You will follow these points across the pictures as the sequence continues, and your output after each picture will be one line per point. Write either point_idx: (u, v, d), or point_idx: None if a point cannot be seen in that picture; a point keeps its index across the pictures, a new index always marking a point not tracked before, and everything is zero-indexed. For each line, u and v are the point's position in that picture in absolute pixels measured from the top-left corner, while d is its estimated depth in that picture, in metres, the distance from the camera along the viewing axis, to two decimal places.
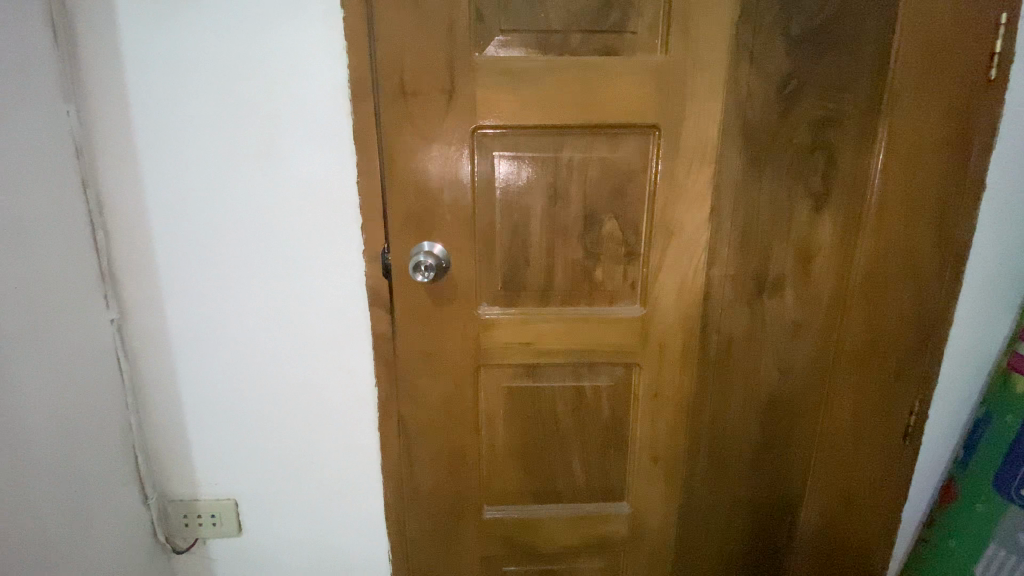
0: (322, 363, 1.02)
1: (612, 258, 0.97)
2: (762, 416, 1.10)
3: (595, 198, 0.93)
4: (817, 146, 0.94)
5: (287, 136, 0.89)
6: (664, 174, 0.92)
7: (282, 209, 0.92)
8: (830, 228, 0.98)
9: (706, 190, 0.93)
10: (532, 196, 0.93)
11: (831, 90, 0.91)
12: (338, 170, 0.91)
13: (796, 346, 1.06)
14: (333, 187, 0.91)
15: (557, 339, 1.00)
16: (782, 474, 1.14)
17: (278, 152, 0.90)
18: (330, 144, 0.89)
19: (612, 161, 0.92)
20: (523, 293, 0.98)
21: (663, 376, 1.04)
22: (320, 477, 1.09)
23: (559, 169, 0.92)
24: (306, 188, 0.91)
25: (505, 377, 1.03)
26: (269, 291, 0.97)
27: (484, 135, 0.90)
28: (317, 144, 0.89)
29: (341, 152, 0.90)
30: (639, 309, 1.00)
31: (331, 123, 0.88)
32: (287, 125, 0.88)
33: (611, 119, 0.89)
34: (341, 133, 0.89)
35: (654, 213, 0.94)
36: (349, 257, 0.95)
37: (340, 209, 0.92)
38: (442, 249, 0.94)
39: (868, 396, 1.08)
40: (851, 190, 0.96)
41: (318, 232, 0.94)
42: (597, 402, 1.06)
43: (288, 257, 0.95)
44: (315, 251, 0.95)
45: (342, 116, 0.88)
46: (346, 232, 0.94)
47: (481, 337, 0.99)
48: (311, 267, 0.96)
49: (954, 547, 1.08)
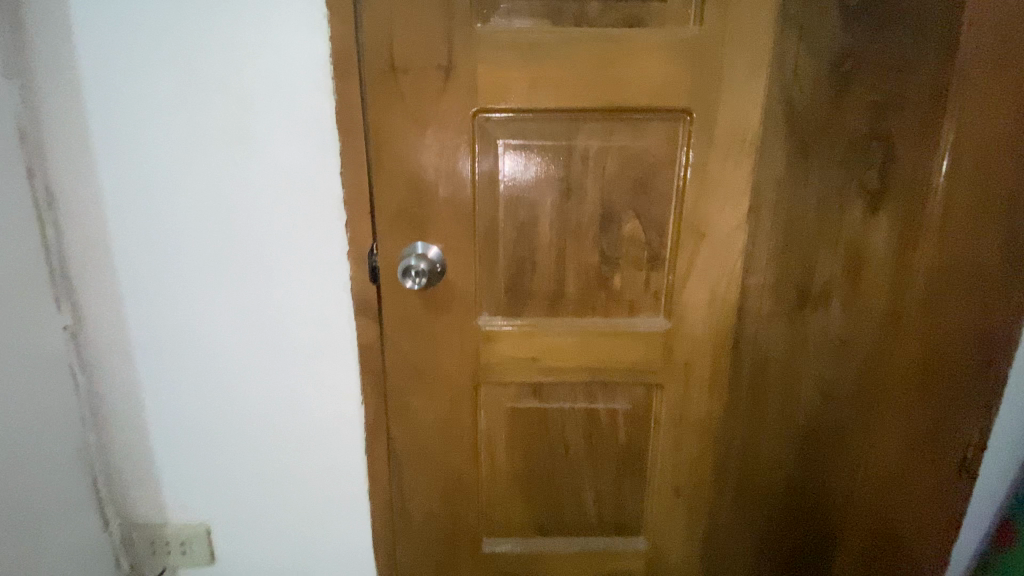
0: (302, 377, 0.89)
1: (633, 264, 0.84)
2: (799, 443, 0.97)
3: (614, 193, 0.80)
4: (874, 136, 0.81)
5: (261, 119, 0.77)
6: (696, 167, 0.79)
7: (257, 203, 0.81)
8: (886, 231, 0.85)
9: (745, 186, 0.80)
10: (541, 190, 0.80)
11: (893, 71, 0.78)
12: (318, 158, 0.78)
13: (842, 366, 0.92)
14: (313, 177, 0.79)
15: (568, 354, 0.88)
16: (820, 508, 1.01)
17: (252, 137, 0.78)
18: (310, 128, 0.77)
19: (636, 152, 0.79)
20: (529, 302, 0.86)
21: (688, 398, 0.91)
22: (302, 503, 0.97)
23: (572, 160, 0.79)
24: (283, 179, 0.79)
25: (507, 395, 0.91)
26: (243, 296, 0.85)
27: (487, 120, 0.78)
28: (295, 128, 0.77)
29: (321, 137, 0.78)
30: (662, 322, 0.87)
31: (310, 105, 0.76)
32: (262, 106, 0.77)
33: (633, 102, 0.76)
34: (324, 115, 0.77)
35: (685, 212, 0.81)
36: (332, 259, 0.83)
37: (322, 203, 0.80)
38: (436, 251, 0.82)
39: (921, 424, 0.94)
40: (911, 189, 0.83)
41: (296, 229, 0.81)
42: (611, 426, 0.93)
43: (264, 259, 0.83)
44: (294, 251, 0.83)
45: (324, 97, 0.76)
46: (328, 230, 0.81)
47: (480, 350, 0.87)
48: (290, 270, 0.83)
49: None
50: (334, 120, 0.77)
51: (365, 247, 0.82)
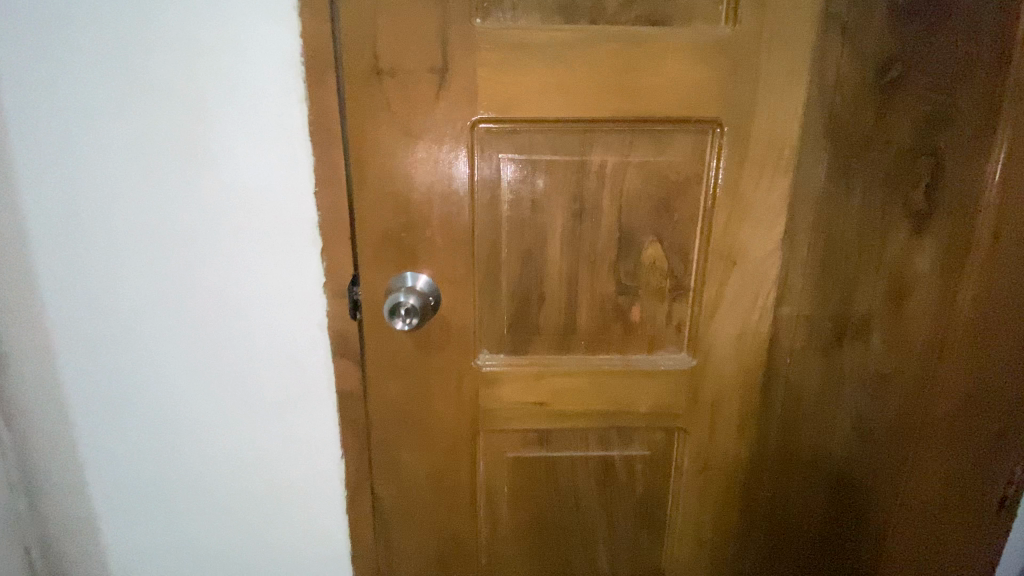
0: (273, 428, 0.77)
1: (654, 293, 0.74)
2: (830, 487, 0.87)
3: (634, 215, 0.70)
4: (920, 151, 0.72)
5: (216, 128, 0.64)
6: (727, 185, 0.69)
7: (214, 229, 0.67)
8: (931, 255, 0.76)
9: (781, 206, 0.71)
10: (551, 212, 0.70)
11: (944, 79, 0.69)
12: (289, 176, 0.66)
13: (879, 403, 0.83)
14: (282, 197, 0.66)
15: (579, 397, 0.77)
16: (852, 556, 0.92)
17: (206, 150, 0.64)
18: (277, 139, 0.64)
19: (659, 167, 0.69)
20: (536, 338, 0.75)
21: (713, 442, 0.81)
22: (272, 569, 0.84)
23: (586, 177, 0.69)
24: (245, 200, 0.66)
25: (510, 444, 0.80)
26: (202, 337, 0.72)
27: (488, 131, 0.67)
28: (260, 139, 0.64)
29: (293, 151, 0.65)
30: (686, 359, 0.77)
31: (278, 112, 0.63)
32: (218, 112, 0.63)
33: (657, 112, 0.67)
34: (294, 123, 0.64)
35: (714, 235, 0.71)
36: (307, 292, 0.70)
37: (293, 228, 0.67)
38: (426, 280, 0.70)
39: (966, 468, 0.83)
40: (960, 209, 0.74)
41: (262, 259, 0.68)
42: (627, 474, 0.83)
43: (225, 293, 0.70)
44: (260, 284, 0.70)
45: (295, 103, 0.63)
46: (301, 259, 0.69)
47: (479, 394, 0.76)
48: (255, 306, 0.70)
49: None
50: (306, 129, 0.64)
51: (345, 279, 0.70)
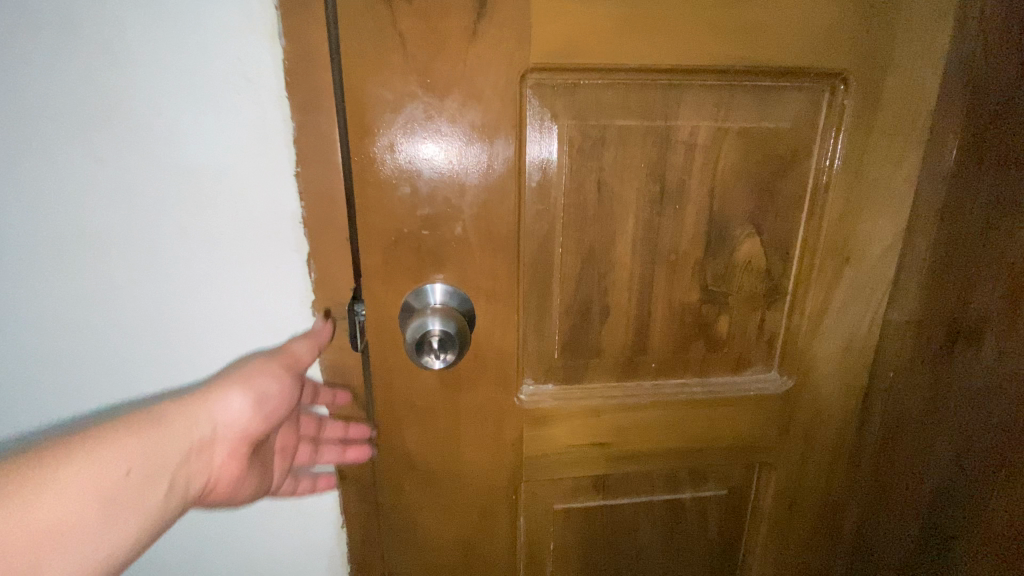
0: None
1: (744, 301, 0.58)
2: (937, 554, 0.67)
3: (728, 201, 0.54)
4: None
5: (142, 78, 0.42)
6: (846, 160, 0.53)
7: (150, 230, 0.47)
8: None
9: (906, 189, 0.55)
10: (625, 199, 0.52)
11: None
12: (258, 152, 0.45)
13: None
14: (248, 184, 0.46)
15: (648, 434, 0.61)
16: None
17: (127, 114, 0.43)
18: (238, 98, 0.43)
19: (763, 138, 0.52)
20: (597, 364, 0.58)
21: (800, 476, 0.68)
22: (326, 481, 0.56)
23: (672, 150, 0.51)
24: (194, 189, 0.46)
25: (559, 494, 0.63)
26: (145, 377, 0.52)
27: (540, 86, 0.48)
28: (210, 97, 0.43)
29: (262, 115, 0.44)
30: (778, 381, 0.62)
31: (237, 55, 0.42)
32: (141, 55, 0.41)
33: (769, 61, 0.49)
34: (263, 74, 0.43)
35: (825, 225, 0.56)
36: (290, 315, 0.51)
37: (268, 228, 0.47)
38: (442, 288, 0.51)
39: None
40: None
41: (224, 271, 0.49)
42: (698, 519, 0.68)
43: (173, 318, 0.50)
44: (223, 305, 0.50)
45: (262, 41, 0.42)
46: (281, 270, 0.49)
47: (525, 439, 0.59)
48: (220, 335, 0.51)
49: None
50: (281, 83, 0.43)
51: (344, 299, 0.50)
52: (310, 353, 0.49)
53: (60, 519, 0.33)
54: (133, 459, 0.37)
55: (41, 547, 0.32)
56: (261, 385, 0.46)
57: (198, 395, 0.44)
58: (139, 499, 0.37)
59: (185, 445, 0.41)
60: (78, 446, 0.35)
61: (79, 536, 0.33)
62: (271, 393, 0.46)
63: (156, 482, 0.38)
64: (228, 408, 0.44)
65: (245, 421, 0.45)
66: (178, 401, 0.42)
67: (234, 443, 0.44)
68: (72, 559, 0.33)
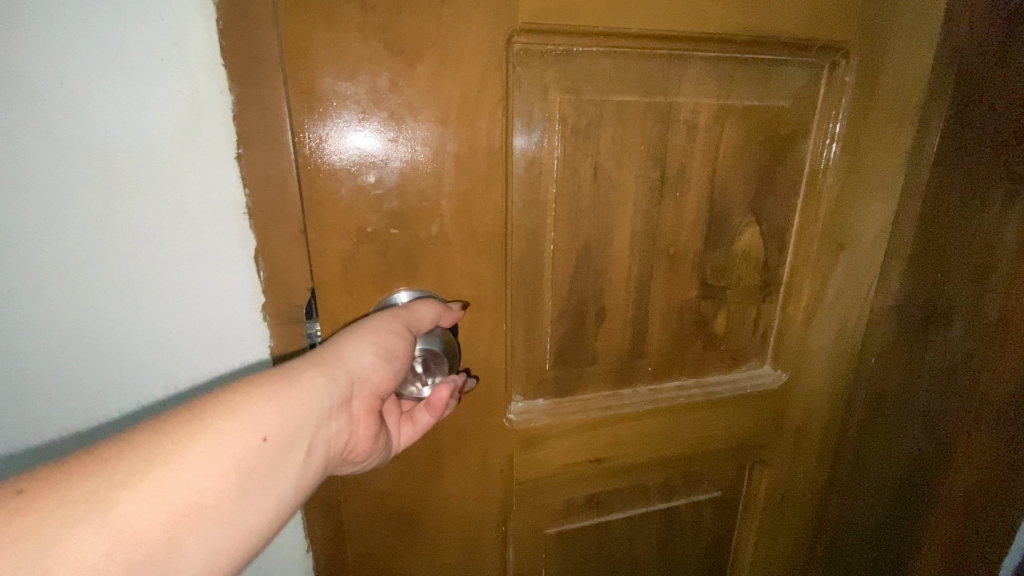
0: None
1: (742, 294, 0.54)
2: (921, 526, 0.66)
3: (729, 188, 0.49)
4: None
5: (29, 36, 0.31)
6: (844, 141, 0.50)
7: (51, 238, 0.35)
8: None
9: (896, 173, 0.54)
10: (622, 187, 0.46)
11: None
12: (192, 134, 0.35)
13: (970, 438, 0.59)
14: (181, 176, 0.36)
15: (645, 443, 0.56)
16: None
17: (16, 87, 0.32)
18: (161, 63, 0.33)
19: (765, 117, 0.48)
20: (591, 372, 0.52)
21: (791, 469, 0.66)
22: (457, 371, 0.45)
23: (672, 131, 0.45)
24: (108, 184, 0.35)
25: (550, 518, 0.57)
26: (45, 417, 0.41)
27: (528, 53, 0.40)
28: (125, 63, 0.33)
29: (196, 87, 0.34)
30: (770, 375, 0.59)
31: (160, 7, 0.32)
32: (28, 11, 0.31)
33: (775, 31, 0.44)
34: (192, 37, 0.33)
35: (822, 213, 0.53)
36: (239, 336, 0.42)
37: (206, 227, 0.38)
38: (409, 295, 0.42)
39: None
40: None
41: (152, 286, 0.38)
42: (692, 523, 0.65)
43: (85, 348, 0.39)
44: (153, 327, 0.40)
45: None
46: (226, 280, 0.40)
47: (515, 464, 0.51)
48: (150, 365, 0.41)
49: None
50: (216, 47, 0.34)
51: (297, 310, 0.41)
52: (428, 309, 0.40)
53: (197, 490, 0.29)
54: (263, 430, 0.32)
55: (182, 526, 0.28)
56: (388, 326, 0.38)
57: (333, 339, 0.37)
58: (278, 466, 0.33)
59: (308, 418, 0.34)
60: (208, 417, 0.31)
61: (214, 513, 0.30)
62: (397, 332, 0.39)
63: (288, 456, 0.33)
64: (361, 355, 0.37)
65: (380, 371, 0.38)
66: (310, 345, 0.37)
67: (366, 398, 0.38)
68: (213, 534, 0.30)
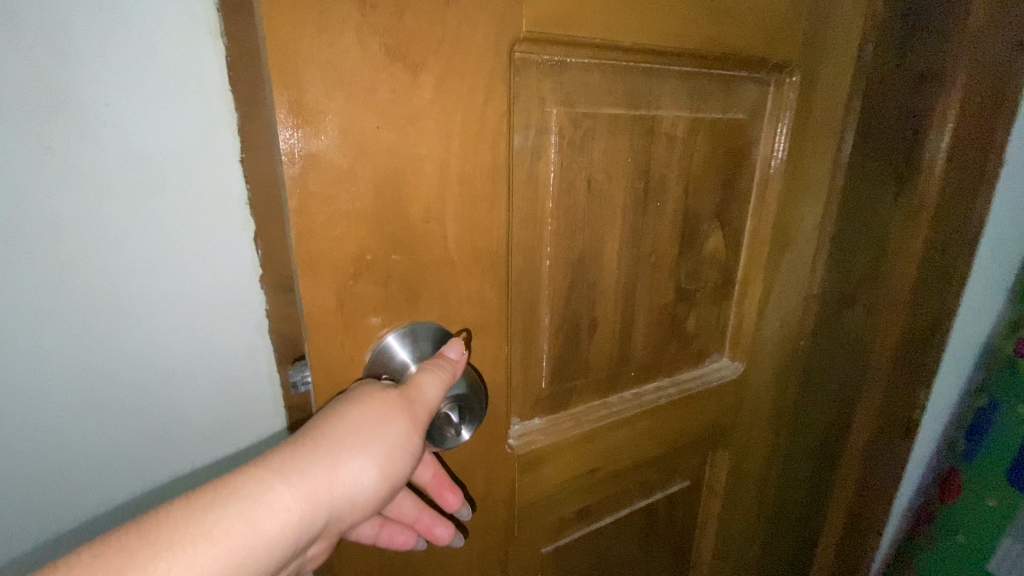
0: (203, 462, 0.56)
1: (708, 294, 0.58)
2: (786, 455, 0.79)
3: (699, 195, 0.52)
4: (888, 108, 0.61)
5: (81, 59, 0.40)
6: (787, 149, 0.55)
7: (90, 222, 0.44)
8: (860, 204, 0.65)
9: (824, 176, 0.60)
10: (612, 198, 0.46)
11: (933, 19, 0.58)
12: (205, 138, 0.46)
13: (810, 370, 0.73)
14: (197, 166, 0.46)
15: (629, 448, 0.58)
16: (804, 523, 0.88)
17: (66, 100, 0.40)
18: (181, 83, 0.44)
19: (727, 128, 0.51)
20: (583, 383, 0.51)
21: (746, 446, 0.72)
22: (457, 498, 0.43)
23: (654, 143, 0.46)
24: (144, 169, 0.44)
25: (545, 536, 0.55)
26: (66, 378, 0.47)
27: (526, 63, 0.38)
28: (155, 83, 0.43)
29: (208, 103, 0.45)
30: (731, 365, 0.64)
31: (179, 41, 0.43)
32: (80, 33, 0.40)
33: (740, 48, 0.47)
34: (203, 56, 0.44)
35: (769, 215, 0.58)
36: (241, 297, 0.52)
37: (215, 206, 0.48)
38: (395, 335, 0.38)
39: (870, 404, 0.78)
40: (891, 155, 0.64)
41: (172, 261, 0.48)
42: (669, 512, 0.68)
43: (110, 304, 0.47)
44: (172, 295, 0.49)
45: (203, 35, 0.43)
46: (229, 239, 0.50)
47: (516, 490, 0.49)
48: (166, 322, 0.49)
49: (964, 543, 0.89)
50: (224, 75, 0.45)
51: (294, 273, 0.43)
52: (438, 391, 0.37)
53: None
54: None
55: None
56: (389, 439, 0.35)
57: (319, 462, 0.33)
58: None
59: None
60: None
61: None
62: (397, 448, 0.36)
63: None
64: (347, 486, 0.34)
65: (366, 498, 0.35)
66: (288, 470, 0.32)
67: (330, 534, 0.35)
68: None
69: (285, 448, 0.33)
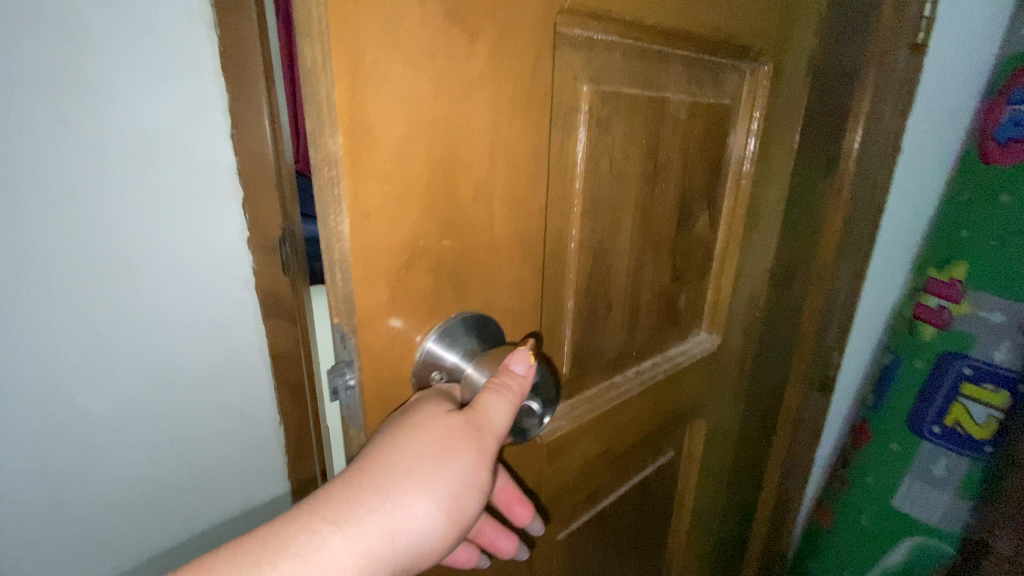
0: (196, 390, 0.68)
1: (694, 273, 0.61)
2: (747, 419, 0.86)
3: (693, 177, 0.54)
4: (834, 99, 0.68)
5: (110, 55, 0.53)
6: (759, 135, 0.59)
7: (111, 180, 0.56)
8: (808, 187, 0.72)
9: (787, 161, 0.65)
10: (628, 179, 0.46)
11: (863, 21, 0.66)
12: (201, 112, 0.59)
13: (767, 339, 0.79)
14: (194, 135, 0.59)
15: (632, 425, 0.59)
16: (755, 478, 0.96)
17: (98, 88, 0.53)
18: (183, 71, 0.57)
19: (715, 114, 0.54)
20: (597, 364, 0.52)
21: (717, 413, 0.77)
22: (528, 511, 0.42)
23: (662, 126, 0.47)
24: (155, 140, 0.57)
25: (561, 523, 0.55)
26: (90, 314, 0.59)
27: (563, 37, 0.37)
28: (164, 72, 0.57)
29: (203, 86, 0.59)
30: (709, 338, 0.68)
31: (182, 39, 0.57)
32: (105, 37, 0.53)
33: (732, 37, 0.50)
34: (199, 47, 0.57)
35: (743, 197, 0.62)
36: (229, 240, 0.65)
37: (209, 180, 0.61)
38: (435, 337, 0.35)
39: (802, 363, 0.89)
40: (830, 142, 0.72)
41: (175, 210, 0.60)
42: (658, 484, 0.71)
43: (126, 246, 0.58)
44: (174, 238, 0.61)
45: (200, 32, 0.57)
46: (219, 192, 0.63)
47: (541, 477, 0.48)
48: (169, 259, 0.61)
49: (874, 485, 1.02)
50: (216, 61, 0.59)
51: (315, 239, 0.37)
52: (507, 415, 0.34)
53: None
54: None
55: None
56: (453, 480, 0.32)
57: (382, 510, 0.29)
58: None
59: None
60: None
61: None
62: (463, 488, 0.32)
63: None
64: (412, 537, 0.30)
65: (432, 546, 0.31)
66: (345, 518, 0.28)
67: None
68: None
69: (341, 489, 0.29)
